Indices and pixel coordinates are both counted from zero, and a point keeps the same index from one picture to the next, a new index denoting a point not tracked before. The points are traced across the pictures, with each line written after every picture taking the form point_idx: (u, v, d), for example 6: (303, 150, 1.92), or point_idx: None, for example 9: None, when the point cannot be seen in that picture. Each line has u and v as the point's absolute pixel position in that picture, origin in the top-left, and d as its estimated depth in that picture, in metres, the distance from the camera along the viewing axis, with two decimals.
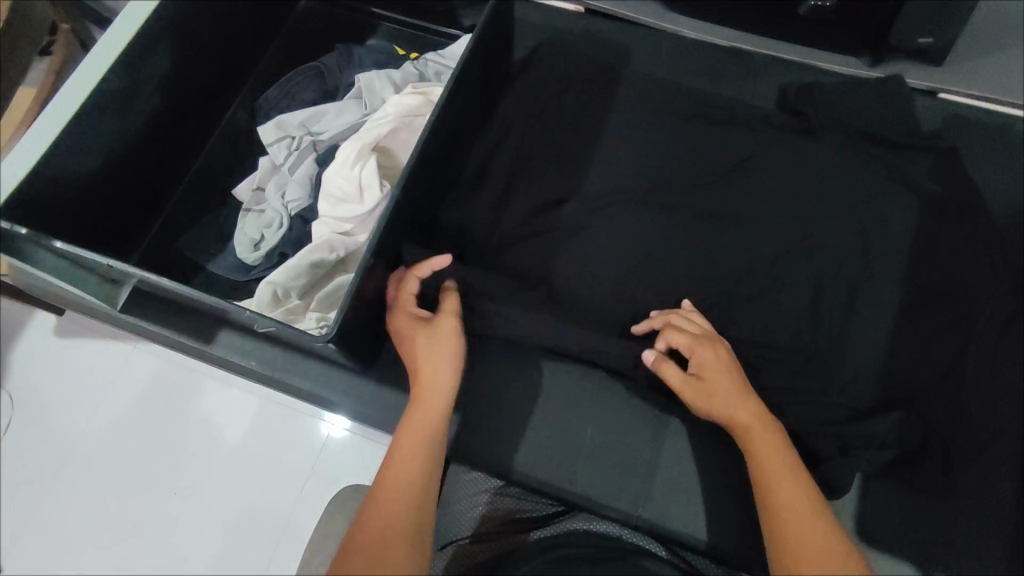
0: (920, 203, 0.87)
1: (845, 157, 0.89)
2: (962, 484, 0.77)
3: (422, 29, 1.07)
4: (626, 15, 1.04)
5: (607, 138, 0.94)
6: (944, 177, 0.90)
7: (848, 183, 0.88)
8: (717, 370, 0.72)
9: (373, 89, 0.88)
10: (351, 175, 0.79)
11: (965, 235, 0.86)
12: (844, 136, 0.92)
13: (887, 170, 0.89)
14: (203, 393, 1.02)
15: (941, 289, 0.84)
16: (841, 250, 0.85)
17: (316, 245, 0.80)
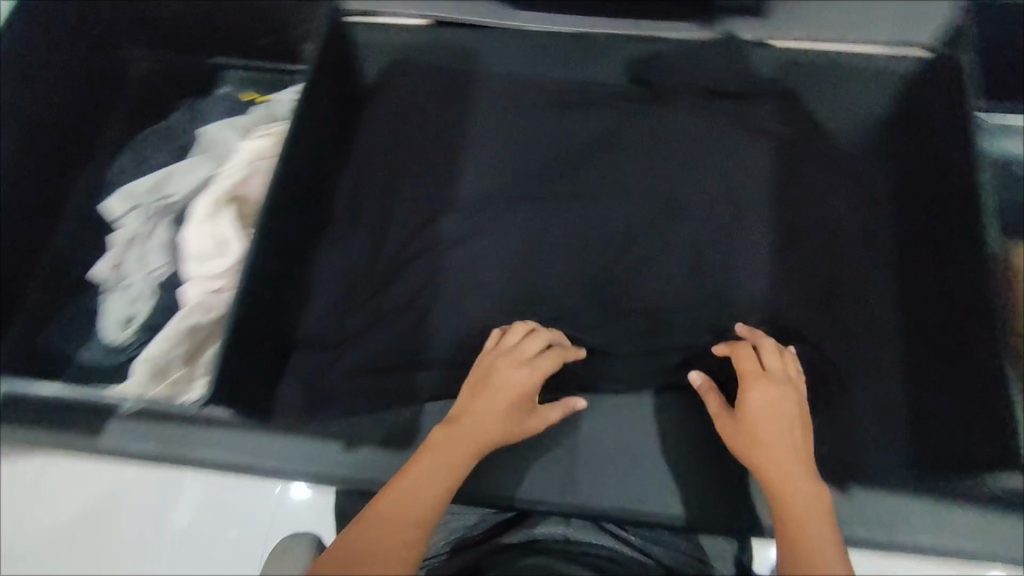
0: (771, 146, 0.92)
1: (694, 119, 0.94)
2: (859, 399, 0.81)
3: (270, 70, 1.06)
4: (470, 21, 1.03)
5: (471, 144, 0.95)
6: (790, 118, 0.94)
7: (701, 142, 0.93)
8: (765, 403, 0.70)
9: (222, 141, 0.86)
10: (210, 231, 0.78)
11: (815, 168, 0.91)
12: (689, 106, 0.95)
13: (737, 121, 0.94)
14: None
15: (805, 222, 0.88)
16: (708, 205, 0.89)
17: (190, 309, 0.77)
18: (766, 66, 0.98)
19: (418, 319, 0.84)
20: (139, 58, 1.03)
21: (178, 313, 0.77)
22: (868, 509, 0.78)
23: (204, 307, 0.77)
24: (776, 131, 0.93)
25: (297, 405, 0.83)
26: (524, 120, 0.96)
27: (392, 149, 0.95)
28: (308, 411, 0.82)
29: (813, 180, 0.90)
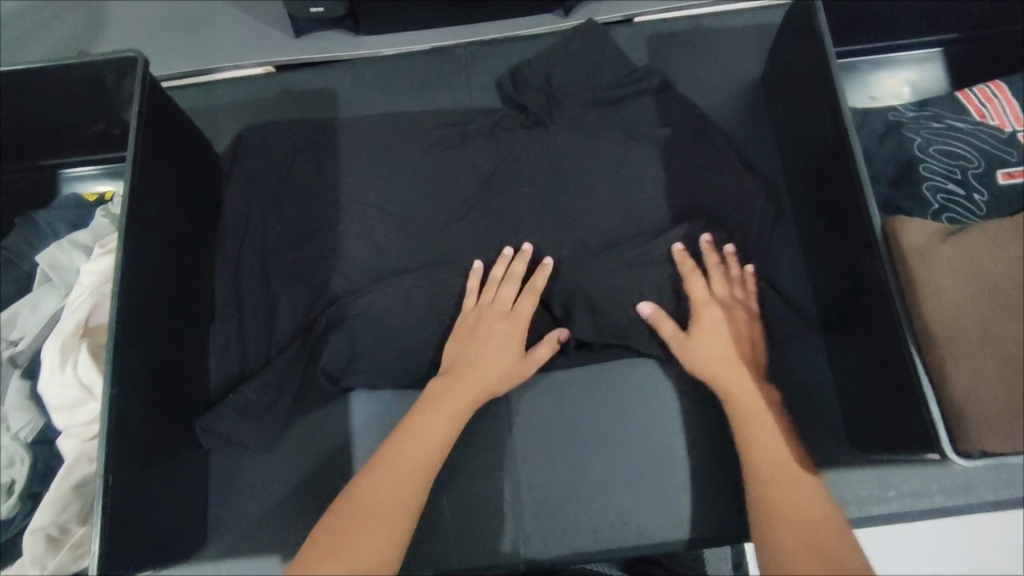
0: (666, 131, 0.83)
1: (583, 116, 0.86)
2: (796, 383, 0.79)
3: (112, 160, 0.97)
4: (317, 58, 0.97)
5: (342, 196, 0.83)
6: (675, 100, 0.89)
7: (595, 143, 0.83)
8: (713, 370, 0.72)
9: (59, 265, 0.76)
10: (66, 378, 0.69)
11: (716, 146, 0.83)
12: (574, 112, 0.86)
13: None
14: None
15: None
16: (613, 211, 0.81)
17: (70, 464, 0.70)
18: (631, 49, 0.95)
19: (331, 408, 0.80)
20: None
21: (60, 471, 0.69)
22: (837, 491, 0.74)
23: (88, 458, 0.70)
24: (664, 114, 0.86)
25: (223, 522, 0.79)
26: (392, 153, 0.86)
27: (261, 224, 0.85)
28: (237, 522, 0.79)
29: (711, 152, 0.83)
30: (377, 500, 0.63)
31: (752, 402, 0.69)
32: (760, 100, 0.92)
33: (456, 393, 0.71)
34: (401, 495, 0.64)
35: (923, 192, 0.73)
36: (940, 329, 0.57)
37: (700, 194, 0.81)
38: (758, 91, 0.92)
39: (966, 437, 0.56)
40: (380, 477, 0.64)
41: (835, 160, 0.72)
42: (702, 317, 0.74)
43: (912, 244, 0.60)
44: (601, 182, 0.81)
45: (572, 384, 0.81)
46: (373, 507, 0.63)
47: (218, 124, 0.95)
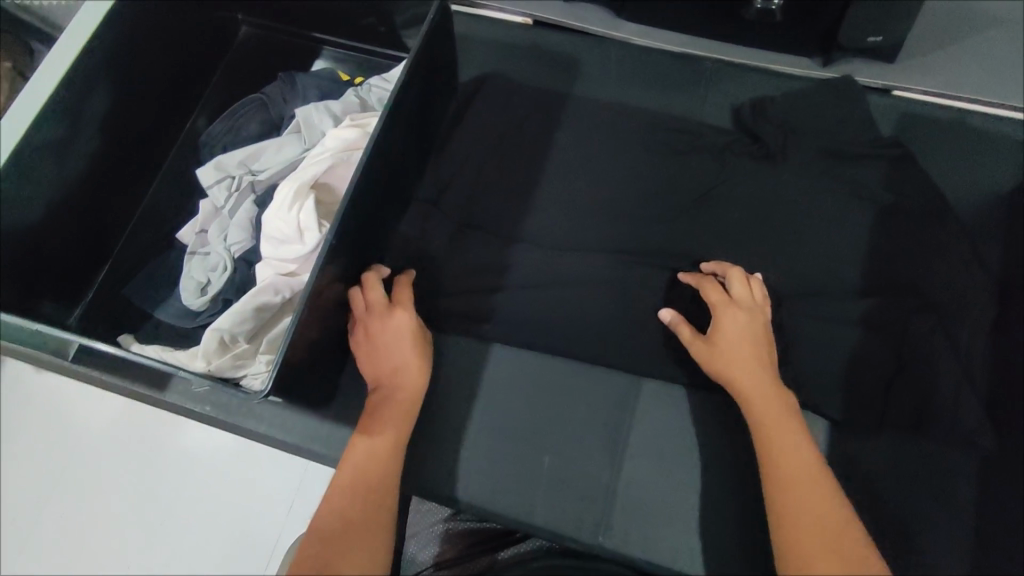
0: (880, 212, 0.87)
1: (807, 173, 0.88)
2: (927, 494, 0.77)
3: (366, 52, 1.07)
4: (574, 25, 1.02)
5: (557, 158, 0.92)
6: (905, 182, 0.87)
7: None
8: (742, 358, 0.74)
9: (311, 122, 0.86)
10: (289, 216, 0.77)
11: (931, 240, 0.84)
12: (804, 157, 0.89)
13: (839, 177, 0.88)
14: (164, 434, 0.98)
15: (893, 290, 0.83)
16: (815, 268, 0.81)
17: (259, 289, 0.79)
18: (879, 119, 0.93)
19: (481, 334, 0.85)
20: (244, 25, 1.07)
21: (249, 291, 0.78)
22: None
23: (275, 289, 0.78)
24: (892, 193, 0.86)
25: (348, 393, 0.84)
26: (620, 138, 0.93)
27: (483, 155, 0.93)
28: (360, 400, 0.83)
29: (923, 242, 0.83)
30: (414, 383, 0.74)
31: (780, 420, 0.69)
32: (998, 215, 0.87)
33: (407, 390, 0.74)
34: (420, 384, 0.74)
35: None
36: None
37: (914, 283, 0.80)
38: (1002, 203, 0.87)
39: None
40: (403, 372, 0.74)
41: None
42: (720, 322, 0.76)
43: None
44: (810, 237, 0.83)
45: (704, 410, 0.81)
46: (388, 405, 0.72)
47: (465, 54, 1.02)
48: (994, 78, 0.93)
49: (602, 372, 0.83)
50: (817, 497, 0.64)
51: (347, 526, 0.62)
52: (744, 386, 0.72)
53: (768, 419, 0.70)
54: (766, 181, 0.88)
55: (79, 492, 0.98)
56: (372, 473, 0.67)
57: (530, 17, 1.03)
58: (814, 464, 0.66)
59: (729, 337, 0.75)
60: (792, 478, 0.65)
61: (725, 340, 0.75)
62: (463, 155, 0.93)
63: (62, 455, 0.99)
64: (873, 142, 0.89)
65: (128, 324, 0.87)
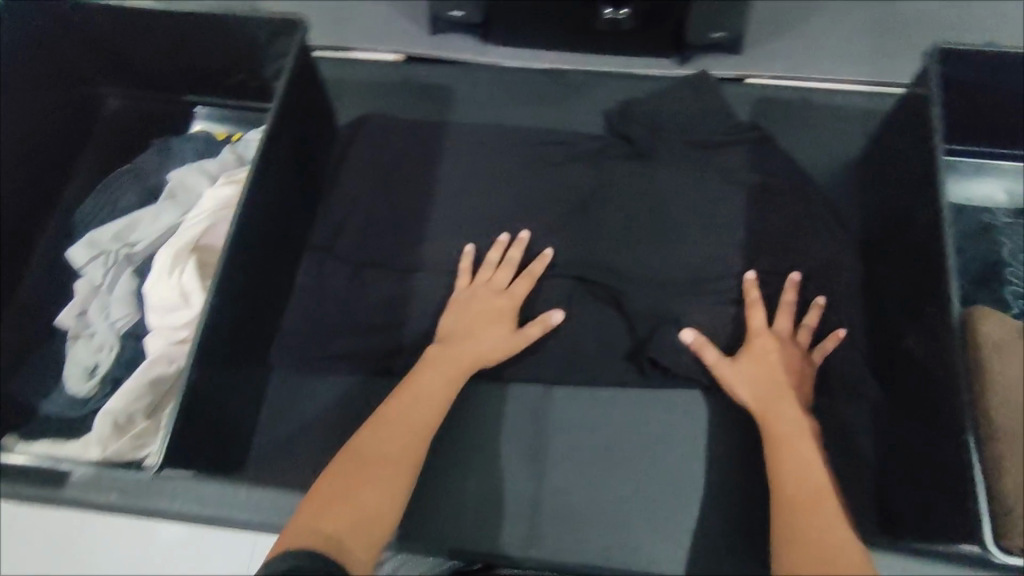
0: None
1: (678, 169, 0.91)
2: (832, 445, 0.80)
3: (242, 107, 1.06)
4: (444, 56, 1.05)
5: (443, 182, 0.93)
6: (766, 159, 0.93)
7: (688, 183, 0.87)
8: (764, 392, 0.75)
9: (186, 186, 0.85)
10: (171, 284, 0.76)
11: (802, 206, 0.88)
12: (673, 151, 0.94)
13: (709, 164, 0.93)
14: (20, 529, 0.83)
15: None
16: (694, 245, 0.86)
17: (151, 362, 0.76)
18: (736, 107, 1.00)
19: (390, 370, 0.85)
20: (111, 99, 1.04)
21: (141, 366, 0.75)
22: None
23: (168, 359, 0.76)
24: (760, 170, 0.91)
25: (264, 454, 0.83)
26: (501, 154, 0.95)
27: (368, 193, 0.93)
28: (277, 459, 0.82)
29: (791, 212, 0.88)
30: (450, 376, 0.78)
31: (790, 453, 0.70)
32: (851, 179, 0.95)
33: (422, 407, 0.75)
34: (461, 367, 0.80)
35: (1004, 296, 0.73)
36: (1004, 428, 0.57)
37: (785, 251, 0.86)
38: (855, 168, 0.94)
39: (1012, 533, 0.56)
40: (429, 388, 0.77)
41: (926, 248, 0.74)
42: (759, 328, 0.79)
43: (990, 337, 0.59)
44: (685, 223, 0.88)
45: (615, 406, 0.83)
46: (396, 414, 0.74)
47: (341, 100, 1.04)
48: (830, 57, 1.01)
49: (515, 388, 0.85)
50: (823, 528, 0.63)
51: (338, 504, 0.63)
52: (765, 420, 0.73)
53: (779, 452, 0.71)
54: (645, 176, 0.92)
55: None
56: (375, 462, 0.68)
57: (400, 54, 1.05)
58: (824, 495, 0.66)
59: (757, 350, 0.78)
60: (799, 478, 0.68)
61: (774, 363, 0.76)
62: (349, 196, 0.94)
63: None
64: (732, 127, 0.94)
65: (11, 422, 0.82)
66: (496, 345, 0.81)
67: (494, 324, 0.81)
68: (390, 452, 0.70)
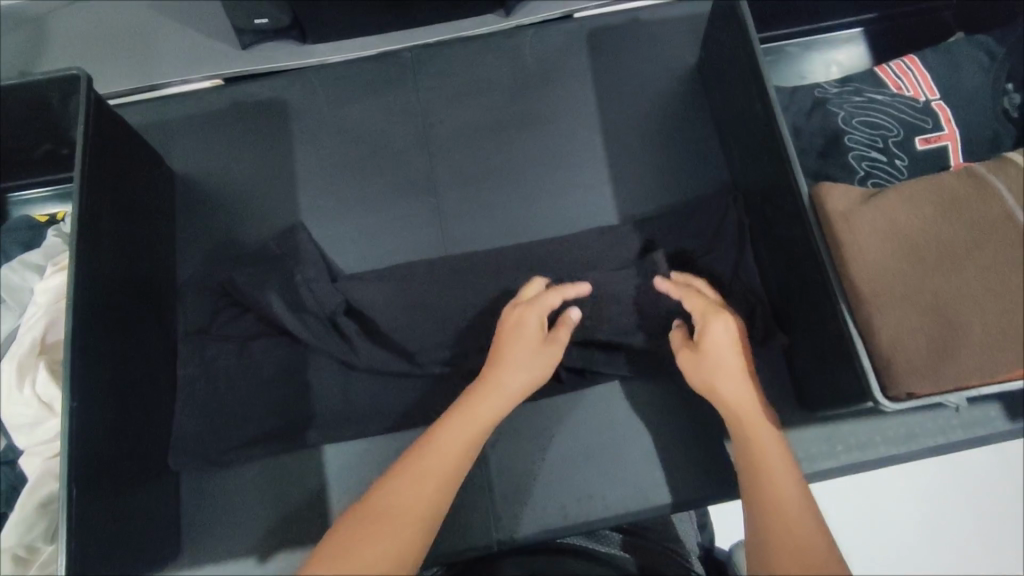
0: (602, 134, 0.96)
1: (531, 132, 0.96)
2: None
3: (58, 180, 0.96)
4: (266, 68, 0.98)
5: (307, 208, 0.92)
6: (608, 100, 0.97)
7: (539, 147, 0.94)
8: (728, 379, 0.68)
9: (15, 286, 0.77)
10: (26, 398, 0.69)
11: (647, 142, 0.95)
12: (519, 116, 0.97)
13: (558, 122, 0.96)
14: None
15: (640, 198, 0.93)
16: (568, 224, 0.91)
17: (32, 484, 0.69)
18: (573, 45, 1.00)
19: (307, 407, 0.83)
20: None
21: (21, 492, 0.68)
22: None
23: (51, 476, 0.69)
24: (600, 120, 0.96)
25: (207, 522, 0.82)
26: (351, 169, 0.94)
27: (239, 241, 0.91)
28: (221, 524, 0.82)
29: (641, 150, 0.95)
30: (495, 387, 0.68)
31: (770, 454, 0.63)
32: (694, 89, 0.98)
33: (471, 421, 0.65)
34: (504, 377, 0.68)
35: (849, 161, 0.77)
36: (864, 290, 0.61)
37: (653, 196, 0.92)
38: (690, 80, 0.98)
39: (894, 383, 0.61)
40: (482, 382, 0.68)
41: (769, 134, 0.75)
42: (710, 333, 0.69)
43: (835, 208, 0.63)
44: (547, 193, 0.93)
45: None
46: (448, 441, 0.64)
47: (171, 140, 0.96)
48: None
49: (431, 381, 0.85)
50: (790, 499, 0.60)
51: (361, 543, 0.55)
52: (729, 407, 0.67)
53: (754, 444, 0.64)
54: (496, 151, 0.95)
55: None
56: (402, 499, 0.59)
57: (217, 77, 0.98)
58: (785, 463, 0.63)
59: (718, 346, 0.69)
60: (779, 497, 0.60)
61: (721, 360, 0.68)
62: (220, 247, 0.91)
63: None
64: (568, 81, 0.98)
65: None
66: (517, 364, 0.69)
67: (521, 341, 0.71)
68: (423, 490, 0.60)
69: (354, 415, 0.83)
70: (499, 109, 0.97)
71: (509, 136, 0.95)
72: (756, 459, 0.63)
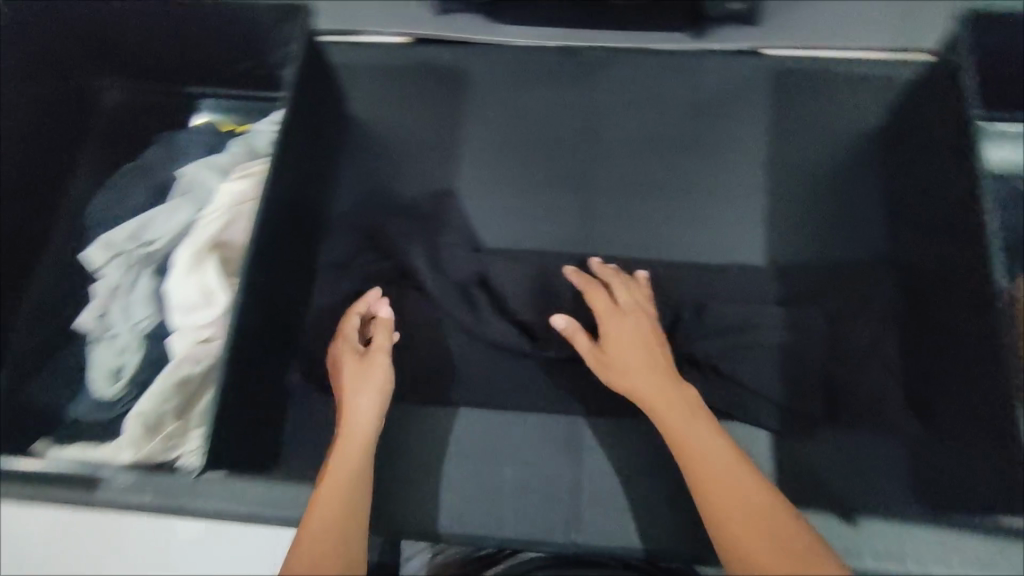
0: (765, 177, 0.94)
1: (694, 158, 0.95)
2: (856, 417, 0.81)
3: (245, 97, 1.02)
4: (454, 37, 1.00)
5: (463, 177, 0.95)
6: (778, 145, 0.96)
7: (697, 176, 0.94)
8: (628, 361, 0.76)
9: (198, 182, 0.83)
10: (191, 282, 0.75)
11: (810, 195, 0.93)
12: (685, 140, 0.96)
13: (723, 154, 0.95)
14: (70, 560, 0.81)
15: (791, 248, 0.90)
16: (712, 258, 0.90)
17: (177, 362, 0.75)
18: (755, 81, 0.98)
19: (423, 363, 0.85)
20: (110, 89, 0.99)
21: (166, 367, 0.75)
22: (897, 545, 0.75)
23: (193, 359, 0.75)
24: (766, 162, 0.95)
25: (297, 447, 0.81)
26: (510, 152, 0.97)
27: (393, 191, 0.95)
28: (309, 449, 0.81)
29: (802, 202, 0.93)
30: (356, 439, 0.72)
31: (704, 447, 0.69)
32: (872, 153, 0.94)
33: (340, 453, 0.71)
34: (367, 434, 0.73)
35: None
36: None
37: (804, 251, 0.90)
38: (869, 143, 0.94)
39: None
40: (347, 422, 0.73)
41: None
42: (612, 334, 0.78)
43: None
44: (698, 221, 0.92)
45: None
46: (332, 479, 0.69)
47: (350, 80, 1.00)
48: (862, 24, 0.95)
49: (545, 372, 0.85)
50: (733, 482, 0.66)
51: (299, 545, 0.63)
52: (645, 396, 0.73)
53: (686, 441, 0.69)
54: (655, 169, 0.95)
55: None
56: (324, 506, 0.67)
57: (407, 36, 1.00)
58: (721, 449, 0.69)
59: (620, 347, 0.77)
60: (718, 483, 0.66)
61: (618, 361, 0.76)
62: (374, 192, 0.95)
63: None
64: (742, 117, 0.97)
65: (30, 428, 0.79)
66: (358, 387, 0.75)
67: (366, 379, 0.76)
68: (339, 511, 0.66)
69: (464, 384, 0.85)
70: (667, 128, 0.97)
71: (672, 157, 0.95)
72: (689, 461, 0.68)
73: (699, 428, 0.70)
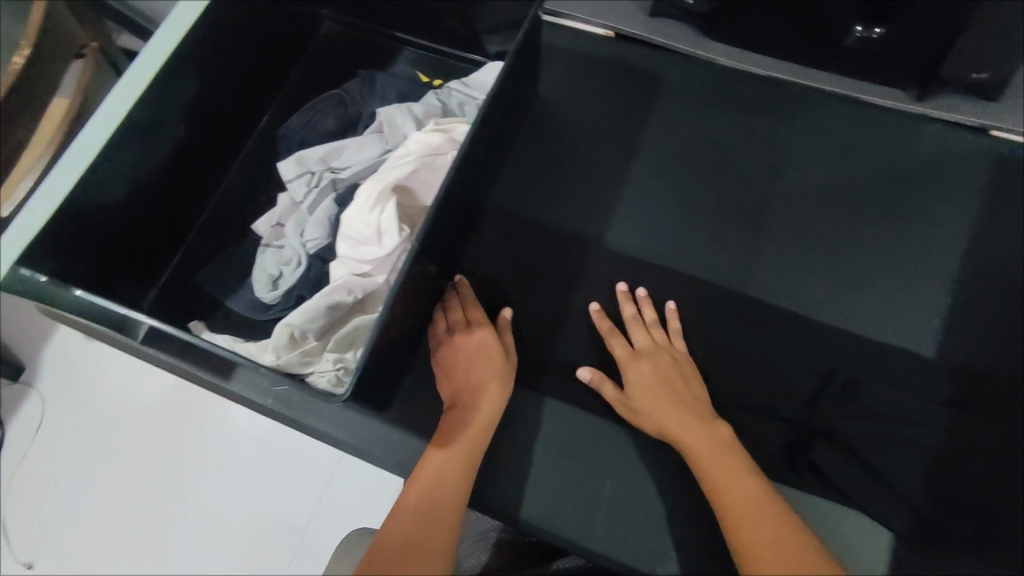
0: (957, 265, 0.86)
1: (882, 224, 0.88)
2: (994, 548, 0.74)
3: (445, 53, 1.05)
4: (660, 42, 0.98)
5: (634, 183, 0.94)
6: (982, 233, 0.87)
7: (881, 244, 0.88)
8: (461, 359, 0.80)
9: (393, 123, 0.86)
10: (371, 218, 0.77)
11: (1003, 297, 0.84)
12: (877, 203, 0.90)
13: (916, 228, 0.88)
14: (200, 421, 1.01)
15: (967, 348, 0.82)
16: (875, 335, 0.84)
17: (334, 287, 0.78)
18: (973, 161, 0.90)
19: (551, 355, 0.85)
20: (327, 20, 1.06)
21: (323, 289, 0.77)
22: None
23: (348, 288, 0.77)
24: (965, 251, 0.86)
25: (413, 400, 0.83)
26: (689, 170, 0.94)
27: (561, 179, 0.95)
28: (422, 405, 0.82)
29: (992, 303, 0.84)
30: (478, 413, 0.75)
31: (719, 470, 0.69)
32: None
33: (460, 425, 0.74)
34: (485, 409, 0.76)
35: None
36: None
37: (980, 356, 0.82)
38: None
39: None
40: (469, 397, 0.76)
41: None
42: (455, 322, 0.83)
43: None
44: (868, 291, 0.86)
45: (775, 451, 0.79)
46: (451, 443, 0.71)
47: (548, 62, 1.00)
48: None
49: None
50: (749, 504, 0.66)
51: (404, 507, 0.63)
52: (657, 423, 0.76)
53: (708, 467, 0.70)
54: (836, 226, 0.89)
55: (120, 472, 1.00)
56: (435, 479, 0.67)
57: (613, 30, 1.00)
58: (742, 473, 0.69)
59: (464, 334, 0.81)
60: (739, 506, 0.66)
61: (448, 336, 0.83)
62: (543, 175, 0.95)
63: (102, 433, 1.02)
64: (949, 194, 0.89)
65: (199, 310, 0.89)
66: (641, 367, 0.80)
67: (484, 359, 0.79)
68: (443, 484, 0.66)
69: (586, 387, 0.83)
70: (860, 185, 0.91)
71: (858, 217, 0.89)
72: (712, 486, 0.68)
73: (712, 451, 0.71)
